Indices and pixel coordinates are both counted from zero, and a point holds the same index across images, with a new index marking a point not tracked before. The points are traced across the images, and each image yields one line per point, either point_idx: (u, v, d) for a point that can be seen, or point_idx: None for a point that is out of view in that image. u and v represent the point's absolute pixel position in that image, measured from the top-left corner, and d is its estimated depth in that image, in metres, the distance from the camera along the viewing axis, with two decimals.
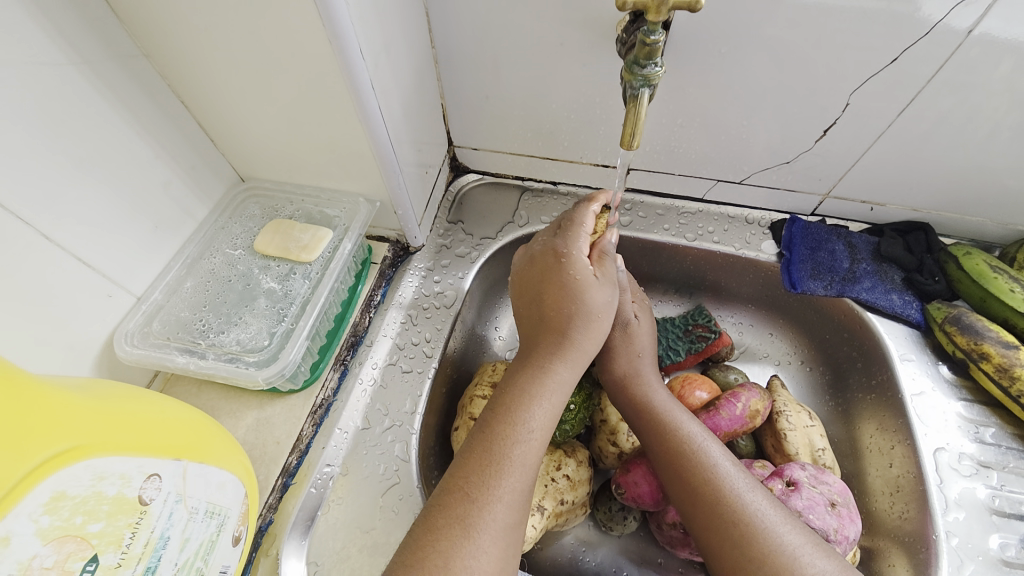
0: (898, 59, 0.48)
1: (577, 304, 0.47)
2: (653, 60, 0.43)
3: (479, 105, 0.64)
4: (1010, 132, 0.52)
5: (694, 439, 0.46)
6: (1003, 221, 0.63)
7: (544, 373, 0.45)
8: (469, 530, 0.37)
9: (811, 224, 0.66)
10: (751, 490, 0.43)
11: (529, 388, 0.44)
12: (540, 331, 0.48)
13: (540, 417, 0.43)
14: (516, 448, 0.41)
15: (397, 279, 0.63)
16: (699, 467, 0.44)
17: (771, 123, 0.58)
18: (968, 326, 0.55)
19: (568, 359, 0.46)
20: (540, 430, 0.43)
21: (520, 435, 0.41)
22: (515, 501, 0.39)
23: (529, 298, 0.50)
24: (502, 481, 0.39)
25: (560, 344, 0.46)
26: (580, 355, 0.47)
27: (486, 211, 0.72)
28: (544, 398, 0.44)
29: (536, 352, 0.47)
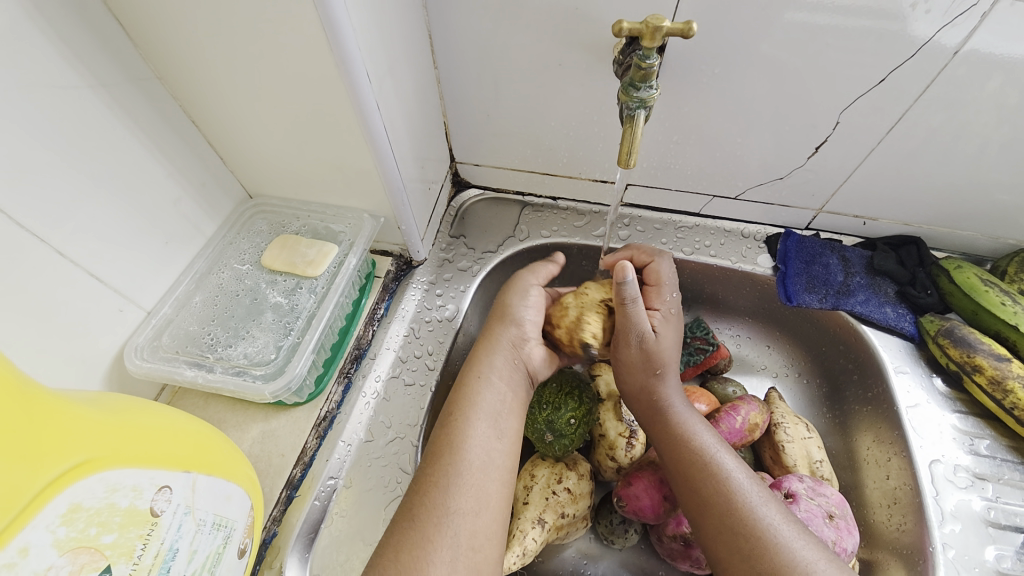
0: (885, 79, 0.50)
1: (507, 312, 0.54)
2: (648, 83, 0.45)
3: (480, 123, 0.66)
4: (997, 148, 0.54)
5: (706, 449, 0.47)
6: (993, 235, 0.64)
7: (481, 372, 0.49)
8: (423, 520, 0.40)
9: (805, 238, 0.67)
10: (762, 501, 0.43)
11: (464, 386, 0.48)
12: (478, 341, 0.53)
13: (483, 412, 0.46)
14: (463, 440, 0.44)
15: (400, 293, 0.64)
16: (707, 477, 0.45)
17: (764, 140, 0.59)
18: (961, 338, 0.56)
19: (503, 348, 0.51)
20: (489, 423, 0.46)
21: (455, 425, 0.45)
22: (471, 491, 0.42)
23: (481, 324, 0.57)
24: (445, 471, 0.43)
25: (496, 346, 0.51)
26: (506, 349, 0.51)
27: (488, 225, 0.73)
28: (489, 398, 0.47)
29: (481, 356, 0.51)
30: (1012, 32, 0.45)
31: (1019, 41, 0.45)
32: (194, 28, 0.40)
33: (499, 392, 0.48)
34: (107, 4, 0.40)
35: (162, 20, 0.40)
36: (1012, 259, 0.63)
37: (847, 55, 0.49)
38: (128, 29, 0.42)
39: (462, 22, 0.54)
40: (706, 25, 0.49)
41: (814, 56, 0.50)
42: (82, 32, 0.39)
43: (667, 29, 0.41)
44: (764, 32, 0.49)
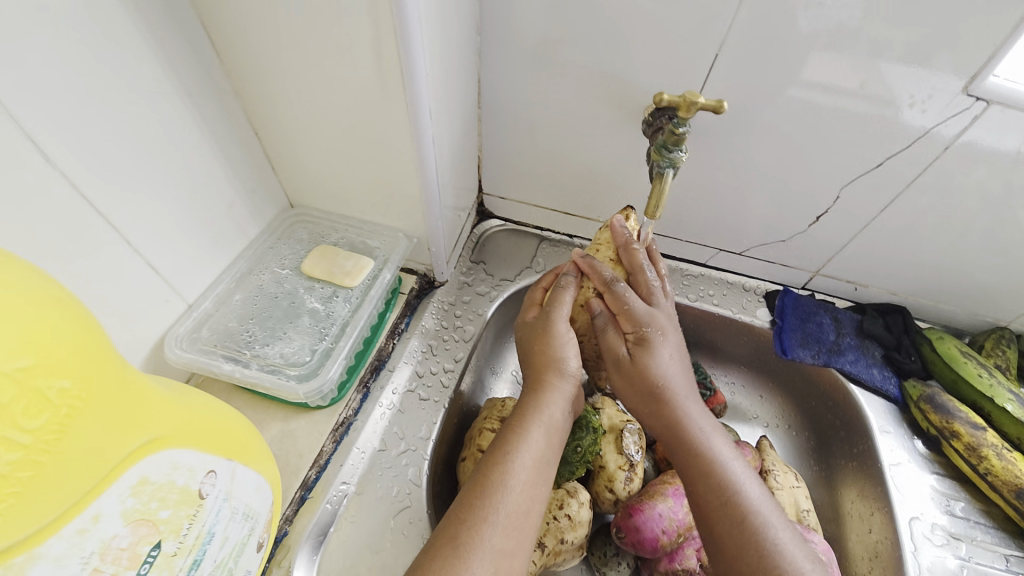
0: (882, 163, 0.57)
1: (553, 357, 0.51)
2: (679, 146, 0.50)
3: (512, 162, 0.71)
4: (977, 232, 0.60)
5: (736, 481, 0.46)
6: (971, 311, 0.70)
7: (536, 411, 0.49)
8: (465, 550, 0.40)
9: (801, 297, 0.73)
10: (785, 538, 0.44)
11: (517, 423, 0.48)
12: (530, 376, 0.52)
13: (528, 452, 0.46)
14: (500, 476, 0.44)
15: (421, 310, 0.67)
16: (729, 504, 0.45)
17: (771, 205, 0.65)
18: (941, 405, 0.61)
19: (557, 398, 0.50)
20: (533, 459, 0.46)
21: (502, 460, 0.45)
22: (506, 526, 0.42)
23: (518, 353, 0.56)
24: (490, 504, 0.42)
25: (543, 388, 0.50)
26: (561, 397, 0.50)
27: (506, 255, 0.78)
28: (534, 435, 0.47)
29: (525, 394, 0.51)
30: (1003, 130, 0.50)
31: (1003, 136, 0.51)
32: (285, 53, 0.45)
33: (545, 427, 0.48)
34: (204, 24, 0.44)
35: (256, 44, 0.45)
36: (988, 335, 0.69)
37: (851, 138, 0.56)
38: (220, 49, 0.46)
39: (512, 71, 0.60)
40: (730, 98, 0.56)
41: (823, 135, 0.56)
42: (183, 48, 0.43)
43: (702, 104, 0.46)
44: (780, 110, 0.55)
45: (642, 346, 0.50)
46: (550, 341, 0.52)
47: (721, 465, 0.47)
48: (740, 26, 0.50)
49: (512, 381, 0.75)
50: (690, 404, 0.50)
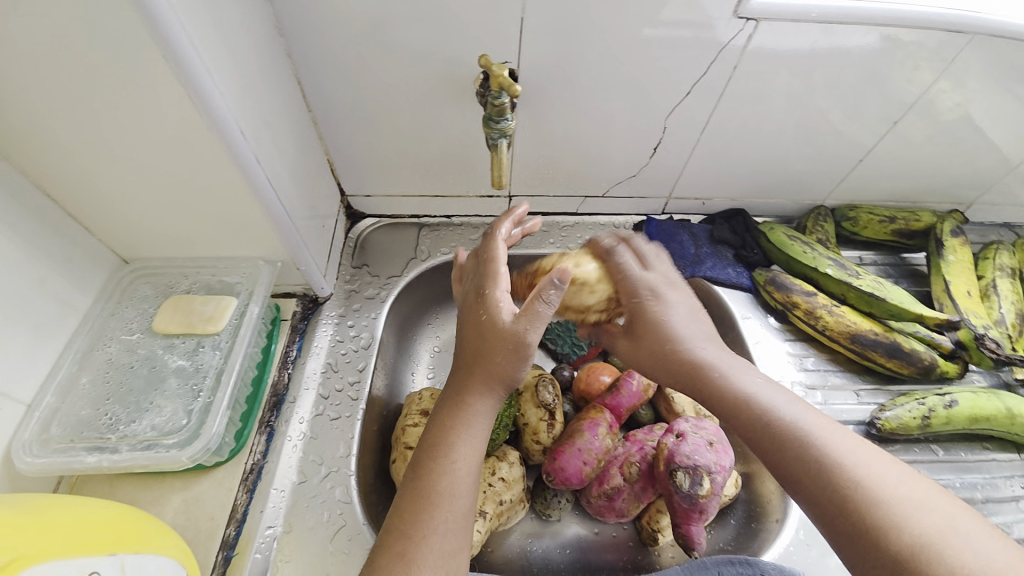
0: (691, 90, 0.64)
1: (504, 369, 0.49)
2: (505, 116, 0.51)
3: (365, 158, 0.70)
4: (779, 132, 0.70)
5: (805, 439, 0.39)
6: (794, 200, 0.82)
7: (470, 411, 0.49)
8: (415, 563, 0.41)
9: (663, 222, 0.80)
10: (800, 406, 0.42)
11: (453, 425, 0.48)
12: (461, 369, 0.51)
13: (467, 450, 0.47)
14: (448, 484, 0.45)
15: (310, 332, 0.66)
16: (773, 426, 0.41)
17: (614, 145, 0.70)
18: (781, 283, 0.70)
19: (491, 393, 0.50)
20: (465, 454, 0.47)
21: (447, 466, 0.46)
22: (456, 531, 0.43)
23: (472, 338, 0.51)
24: (436, 514, 0.43)
25: (477, 385, 0.50)
26: (495, 392, 0.50)
27: (388, 252, 0.78)
28: (472, 436, 0.48)
29: (459, 390, 0.50)
30: (779, 35, 0.57)
31: (781, 42, 0.58)
32: (45, 100, 0.39)
33: (484, 428, 0.49)
34: None
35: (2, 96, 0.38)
36: (810, 215, 0.80)
37: (660, 72, 0.61)
38: None
39: (330, 67, 0.58)
40: (550, 51, 0.58)
41: (638, 70, 0.61)
42: None
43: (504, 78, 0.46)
44: (594, 58, 0.59)
45: (649, 317, 0.51)
46: (512, 350, 0.49)
47: (737, 394, 0.44)
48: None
49: (430, 372, 0.78)
50: (696, 364, 0.48)
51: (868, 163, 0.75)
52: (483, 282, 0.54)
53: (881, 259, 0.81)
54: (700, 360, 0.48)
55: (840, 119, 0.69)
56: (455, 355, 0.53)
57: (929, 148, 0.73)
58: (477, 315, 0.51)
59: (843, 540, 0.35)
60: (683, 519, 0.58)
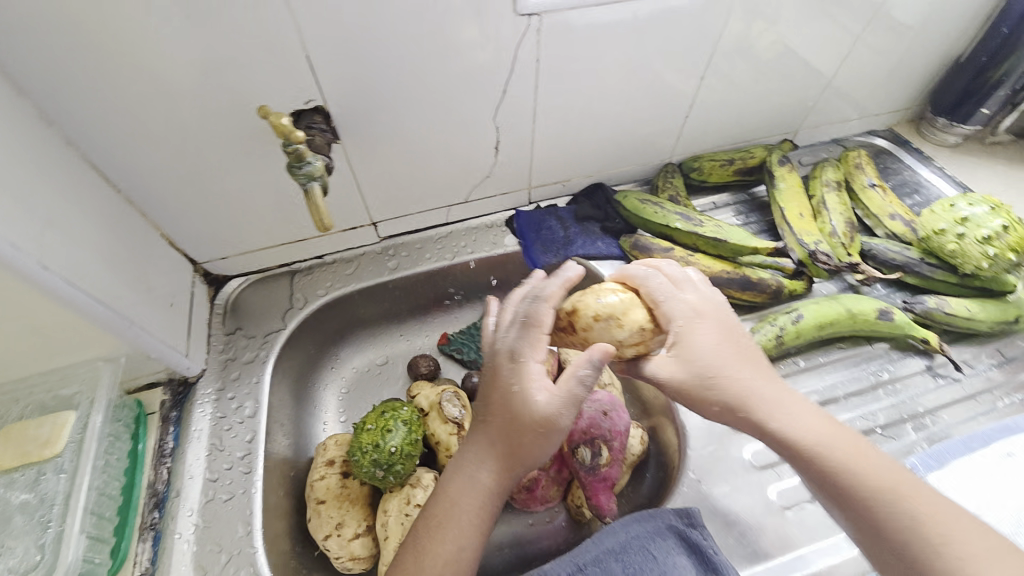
0: (506, 88, 0.65)
1: (535, 418, 0.45)
2: (306, 160, 0.50)
3: (202, 221, 0.67)
4: (606, 106, 0.73)
5: (861, 481, 0.43)
6: (647, 163, 0.86)
7: (475, 483, 0.46)
8: None
9: (530, 212, 0.83)
10: (840, 443, 0.45)
11: (455, 496, 0.46)
12: (481, 438, 0.47)
13: (467, 528, 0.45)
14: (487, 501, 0.46)
15: (186, 417, 0.63)
16: (839, 474, 0.43)
17: (455, 153, 0.71)
18: (642, 246, 0.74)
19: (500, 465, 0.46)
20: (470, 521, 0.45)
21: (442, 544, 0.44)
22: None
23: (500, 405, 0.46)
24: None
25: (486, 457, 0.47)
26: (507, 466, 0.46)
27: (262, 309, 0.75)
28: (467, 514, 0.45)
29: (462, 461, 0.47)
30: (562, 20, 0.60)
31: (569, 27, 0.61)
32: None
33: (486, 506, 0.46)
34: None
35: None
36: (660, 175, 0.85)
37: (467, 78, 0.63)
38: None
39: (120, 142, 0.55)
40: (347, 79, 0.58)
41: (446, 79, 0.62)
42: None
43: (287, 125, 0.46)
44: (395, 77, 0.59)
45: (681, 354, 0.48)
46: (542, 424, 0.45)
47: (794, 437, 0.45)
48: (302, 13, 0.51)
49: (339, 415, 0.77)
50: (737, 401, 0.46)
51: (695, 115, 0.80)
52: (522, 345, 0.48)
53: (733, 199, 0.88)
54: (760, 401, 0.46)
55: (655, 82, 0.73)
56: (476, 416, 0.48)
57: (741, 91, 0.79)
58: (504, 385, 0.47)
59: (891, 564, 0.41)
60: (592, 491, 0.60)
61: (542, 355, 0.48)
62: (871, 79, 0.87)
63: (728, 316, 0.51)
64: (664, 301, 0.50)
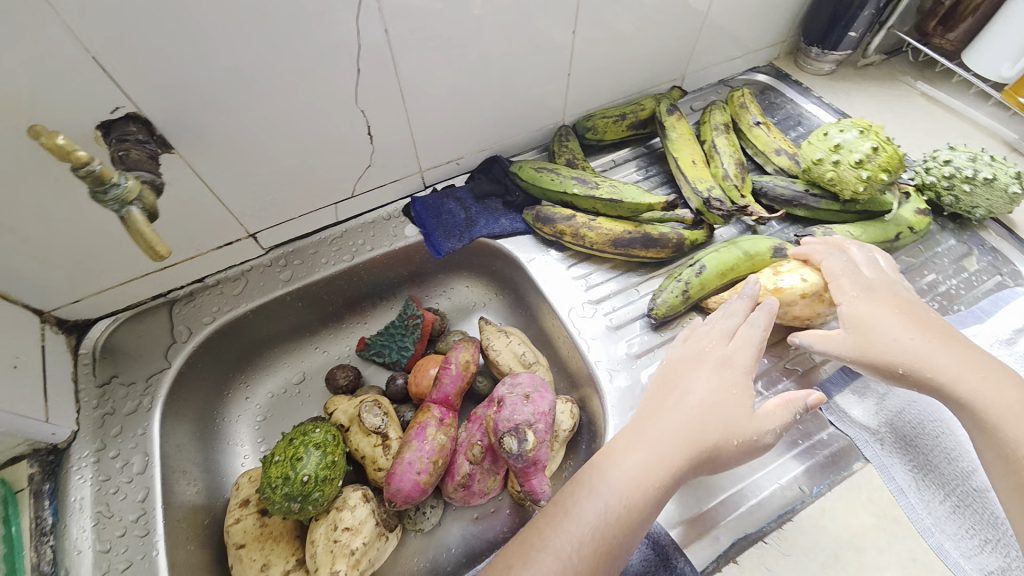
0: (360, 67, 0.59)
1: (734, 426, 0.49)
2: (112, 181, 0.43)
3: (33, 264, 0.57)
4: (482, 75, 0.69)
5: (969, 405, 0.49)
6: (541, 127, 0.83)
7: (611, 461, 0.48)
8: None
9: (427, 197, 0.78)
10: (1000, 408, 0.47)
11: (606, 452, 0.49)
12: (673, 435, 0.48)
13: (597, 493, 0.46)
14: (643, 485, 0.46)
15: (65, 486, 0.56)
16: (953, 385, 0.49)
17: (323, 147, 0.65)
18: (544, 217, 0.72)
19: (667, 445, 0.48)
20: (623, 498, 0.45)
21: (566, 515, 0.45)
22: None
23: (715, 386, 0.51)
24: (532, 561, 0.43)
25: (672, 434, 0.48)
26: (652, 452, 0.47)
27: (140, 349, 0.67)
28: (600, 482, 0.46)
29: (642, 430, 0.50)
30: None
31: None
32: None
33: (644, 468, 0.47)
34: None
35: None
36: (555, 139, 0.82)
37: (311, 62, 0.56)
38: None
39: None
40: (158, 77, 0.50)
41: (286, 68, 0.55)
42: None
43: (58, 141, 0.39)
44: (219, 66, 0.52)
45: (858, 328, 0.56)
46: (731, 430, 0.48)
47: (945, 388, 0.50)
48: (71, 5, 0.43)
49: (257, 449, 0.72)
50: (911, 360, 0.52)
51: (579, 72, 0.77)
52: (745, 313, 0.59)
53: (634, 153, 0.87)
54: (942, 345, 0.52)
55: (524, 41, 0.68)
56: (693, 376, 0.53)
57: (619, 41, 0.77)
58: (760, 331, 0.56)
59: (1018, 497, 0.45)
60: (524, 477, 0.59)
61: (766, 314, 0.57)
62: (745, 14, 0.87)
63: (905, 293, 0.58)
64: (842, 278, 0.61)
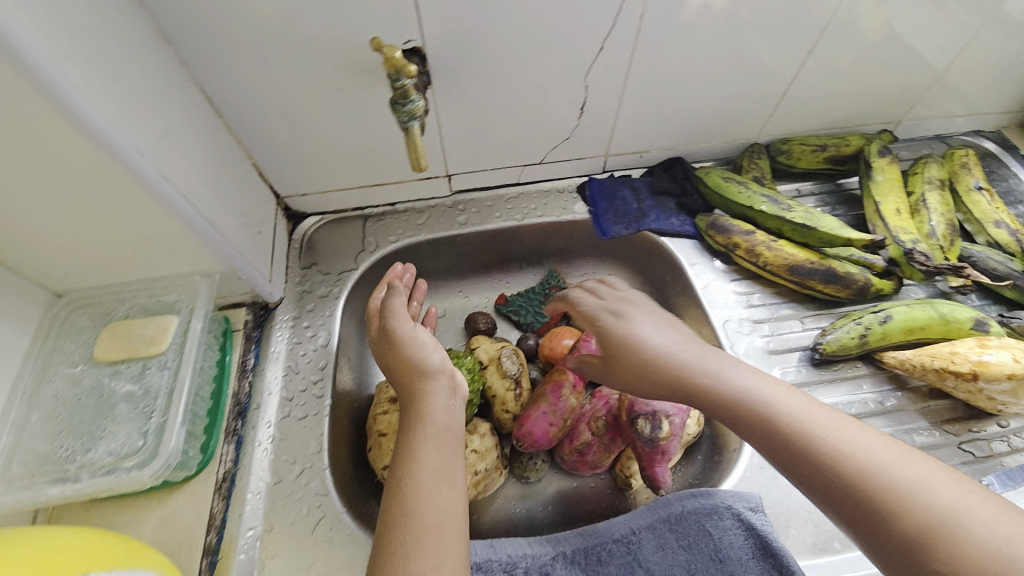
0: (604, 45, 0.62)
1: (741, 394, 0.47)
2: (410, 99, 0.54)
3: (291, 155, 0.68)
4: (702, 78, 0.70)
5: (829, 454, 0.40)
6: (730, 140, 0.82)
7: (404, 453, 0.48)
8: None
9: (604, 180, 0.81)
10: (883, 483, 0.38)
11: (417, 435, 0.50)
12: (432, 433, 0.50)
13: (433, 474, 0.47)
14: (457, 462, 0.48)
15: (266, 338, 0.66)
16: (853, 481, 0.39)
17: (539, 113, 0.70)
18: (721, 226, 0.72)
19: (432, 437, 0.50)
20: (417, 499, 0.45)
21: (416, 479, 0.46)
22: (426, 546, 0.42)
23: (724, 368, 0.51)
24: (396, 535, 0.43)
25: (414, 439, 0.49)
26: (443, 434, 0.50)
27: (336, 247, 0.77)
28: (427, 456, 0.48)
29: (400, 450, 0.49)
30: None
31: None
32: None
33: (445, 464, 0.47)
34: None
35: None
36: (744, 155, 0.81)
37: (568, 34, 0.60)
38: None
39: (224, 67, 0.56)
40: (448, 21, 0.56)
41: (544, 36, 0.60)
42: None
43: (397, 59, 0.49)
44: (497, 21, 0.57)
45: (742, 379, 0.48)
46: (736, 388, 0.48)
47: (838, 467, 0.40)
48: None
49: None
50: (801, 434, 0.43)
51: (794, 94, 0.75)
52: None
53: (819, 189, 0.83)
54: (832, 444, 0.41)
55: (755, 54, 0.68)
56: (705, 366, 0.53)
57: (850, 72, 0.73)
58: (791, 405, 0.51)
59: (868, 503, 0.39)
60: (649, 462, 0.60)
61: None
62: (995, 72, 0.79)
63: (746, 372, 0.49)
64: (679, 352, 0.54)
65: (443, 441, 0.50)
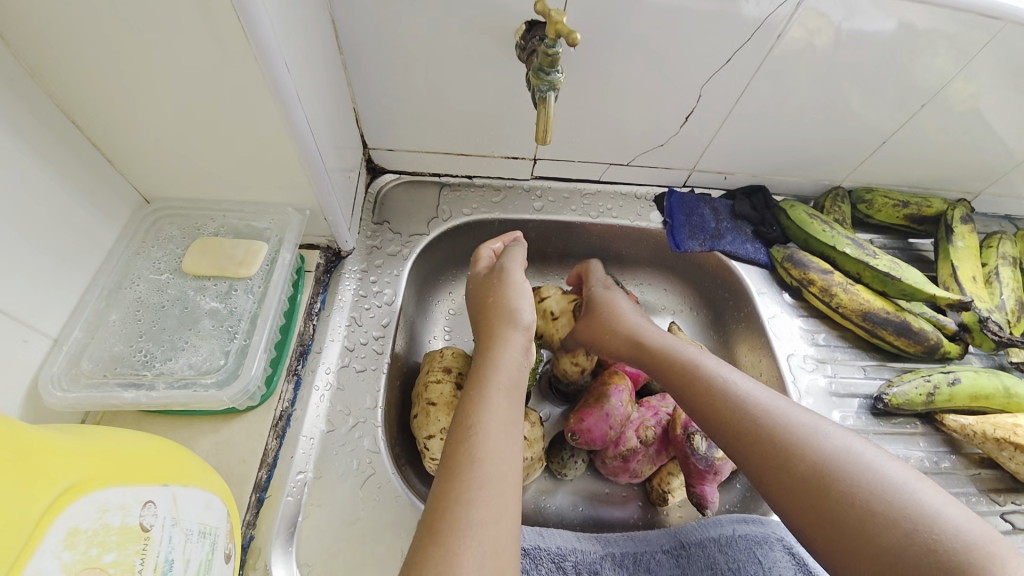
0: (731, 59, 0.61)
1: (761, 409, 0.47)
2: (555, 68, 0.51)
3: (392, 107, 0.67)
4: (812, 112, 0.69)
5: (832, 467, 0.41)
6: (815, 179, 0.82)
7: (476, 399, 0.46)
8: (447, 537, 0.36)
9: (684, 194, 0.81)
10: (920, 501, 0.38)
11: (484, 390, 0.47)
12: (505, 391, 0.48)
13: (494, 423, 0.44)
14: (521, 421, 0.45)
15: (334, 285, 0.65)
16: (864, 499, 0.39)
17: (644, 114, 0.69)
18: (799, 261, 0.71)
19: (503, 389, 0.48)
20: (481, 445, 0.42)
21: (474, 429, 0.44)
22: (487, 492, 0.39)
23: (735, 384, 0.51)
24: (458, 478, 0.40)
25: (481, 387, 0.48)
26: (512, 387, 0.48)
27: (409, 209, 0.76)
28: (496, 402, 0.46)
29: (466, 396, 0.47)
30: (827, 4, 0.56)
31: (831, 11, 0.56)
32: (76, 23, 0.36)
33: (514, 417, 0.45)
34: None
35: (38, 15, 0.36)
36: (827, 196, 0.82)
37: (701, 42, 0.59)
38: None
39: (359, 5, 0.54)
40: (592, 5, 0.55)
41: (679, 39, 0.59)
42: None
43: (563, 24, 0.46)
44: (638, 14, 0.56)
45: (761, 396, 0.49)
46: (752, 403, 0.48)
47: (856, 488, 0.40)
48: None
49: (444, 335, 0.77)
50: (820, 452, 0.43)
51: (892, 147, 0.75)
52: None
53: (890, 243, 0.84)
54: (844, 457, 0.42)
55: (867, 101, 0.68)
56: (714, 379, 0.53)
57: (954, 136, 0.73)
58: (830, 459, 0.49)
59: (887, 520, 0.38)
60: (699, 479, 0.60)
61: None
62: None
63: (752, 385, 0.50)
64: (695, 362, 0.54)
65: (513, 394, 0.48)
